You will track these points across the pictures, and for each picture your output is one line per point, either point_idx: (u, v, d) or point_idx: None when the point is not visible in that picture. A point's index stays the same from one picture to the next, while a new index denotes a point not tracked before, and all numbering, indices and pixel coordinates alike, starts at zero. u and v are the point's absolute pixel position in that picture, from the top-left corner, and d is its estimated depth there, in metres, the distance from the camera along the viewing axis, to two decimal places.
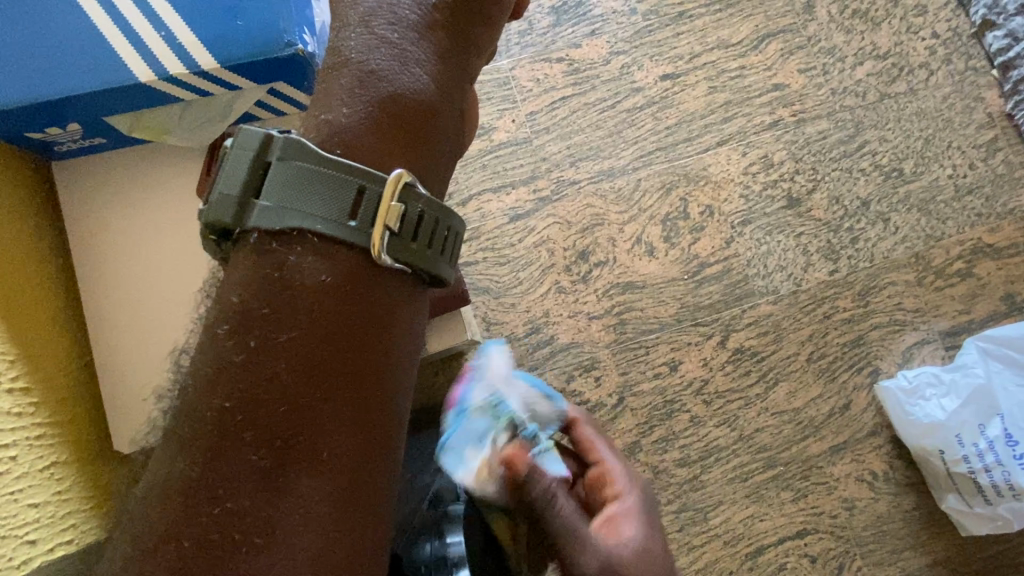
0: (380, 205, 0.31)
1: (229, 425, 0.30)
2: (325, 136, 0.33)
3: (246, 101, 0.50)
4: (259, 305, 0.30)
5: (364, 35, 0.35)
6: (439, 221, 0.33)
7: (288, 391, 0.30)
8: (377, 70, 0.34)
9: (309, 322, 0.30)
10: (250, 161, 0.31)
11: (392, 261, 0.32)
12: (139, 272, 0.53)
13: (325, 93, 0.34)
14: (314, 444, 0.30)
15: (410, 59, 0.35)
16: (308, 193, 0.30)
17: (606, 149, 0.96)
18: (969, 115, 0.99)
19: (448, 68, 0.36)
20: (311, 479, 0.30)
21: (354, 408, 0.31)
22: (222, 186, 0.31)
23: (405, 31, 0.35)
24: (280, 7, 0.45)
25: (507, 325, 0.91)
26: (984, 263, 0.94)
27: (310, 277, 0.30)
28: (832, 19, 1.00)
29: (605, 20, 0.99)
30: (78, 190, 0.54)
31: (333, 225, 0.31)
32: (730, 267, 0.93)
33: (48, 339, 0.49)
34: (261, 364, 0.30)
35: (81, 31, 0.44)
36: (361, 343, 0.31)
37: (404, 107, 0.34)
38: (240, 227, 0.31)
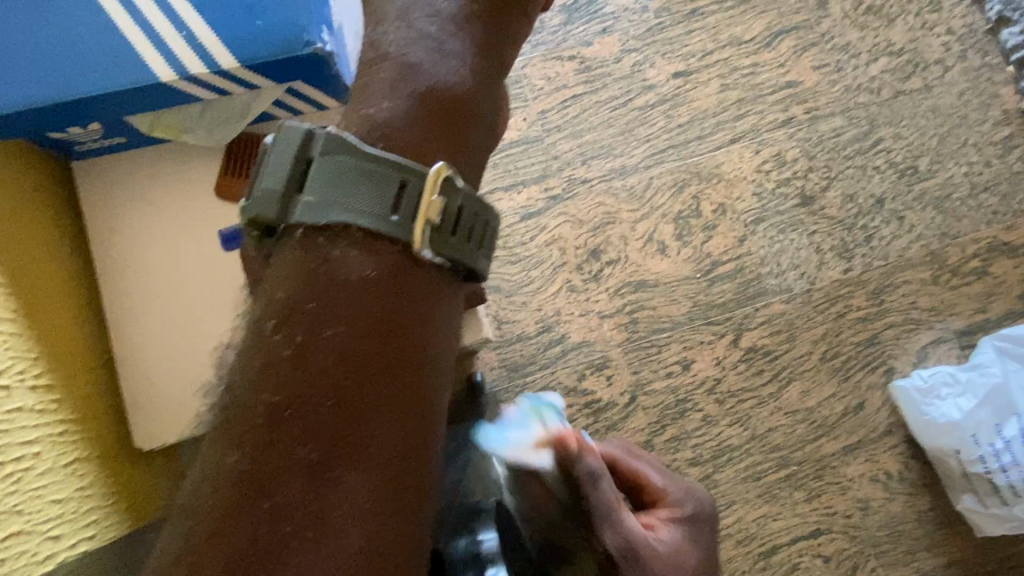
0: (422, 198, 0.32)
1: (277, 418, 0.29)
2: (367, 134, 0.34)
3: (266, 100, 0.50)
4: (306, 299, 0.31)
5: (406, 30, 0.38)
6: (476, 214, 0.35)
7: (336, 383, 0.30)
8: (418, 62, 0.37)
9: (356, 315, 0.31)
10: (294, 159, 0.32)
11: (432, 252, 0.33)
12: (161, 271, 0.53)
13: (367, 92, 0.36)
14: (361, 435, 0.30)
15: (449, 55, 0.38)
16: (353, 188, 0.32)
17: (618, 147, 0.95)
18: (986, 112, 0.98)
19: (483, 62, 0.39)
20: (359, 470, 0.30)
21: (401, 399, 0.31)
22: (267, 182, 0.32)
23: (444, 29, 0.39)
24: (301, 7, 0.46)
25: (519, 323, 0.91)
26: (1000, 262, 0.93)
27: (354, 270, 0.31)
28: (845, 16, 1.00)
29: (616, 18, 0.98)
30: (97, 190, 0.54)
31: (376, 218, 0.32)
32: (743, 266, 0.93)
33: (69, 338, 0.50)
34: (310, 357, 0.30)
35: (104, 31, 0.45)
36: (405, 333, 0.32)
37: (441, 99, 0.36)
38: (284, 223, 0.32)
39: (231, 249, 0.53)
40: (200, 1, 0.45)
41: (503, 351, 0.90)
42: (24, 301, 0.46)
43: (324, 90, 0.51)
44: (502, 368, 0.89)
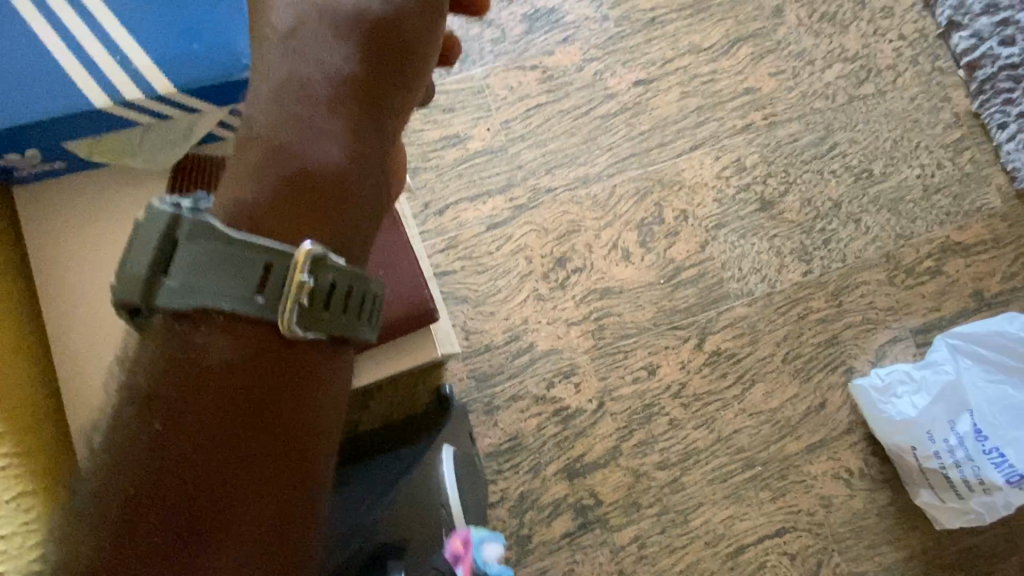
0: (289, 279, 0.30)
1: (138, 503, 0.29)
2: (231, 215, 0.31)
3: (209, 121, 0.50)
4: (163, 384, 0.29)
5: (271, 109, 0.32)
6: (354, 286, 0.33)
7: (197, 472, 0.29)
8: (287, 145, 0.32)
9: (221, 398, 0.29)
10: (155, 241, 0.30)
11: (307, 333, 0.31)
12: (92, 304, 0.53)
13: (229, 167, 0.32)
14: (227, 520, 0.29)
15: (324, 133, 0.33)
16: (212, 274, 0.30)
17: (582, 156, 0.96)
18: (936, 115, 1.01)
19: (364, 138, 0.34)
20: (230, 546, 0.29)
21: (275, 475, 0.30)
22: (127, 265, 0.30)
23: (315, 103, 0.33)
24: (239, 30, 0.46)
25: (487, 334, 0.91)
26: (953, 261, 0.96)
27: (214, 355, 0.29)
28: (801, 23, 1.02)
29: (577, 27, 0.99)
30: (40, 217, 0.53)
31: (241, 303, 0.30)
32: (706, 271, 0.94)
33: (13, 367, 0.49)
34: (170, 442, 0.29)
35: (36, 57, 0.44)
36: (274, 415, 0.30)
37: (316, 182, 0.32)
38: (148, 307, 0.30)
39: None
40: (134, 25, 0.45)
41: (471, 361, 0.90)
42: None
43: None
44: (470, 378, 0.90)
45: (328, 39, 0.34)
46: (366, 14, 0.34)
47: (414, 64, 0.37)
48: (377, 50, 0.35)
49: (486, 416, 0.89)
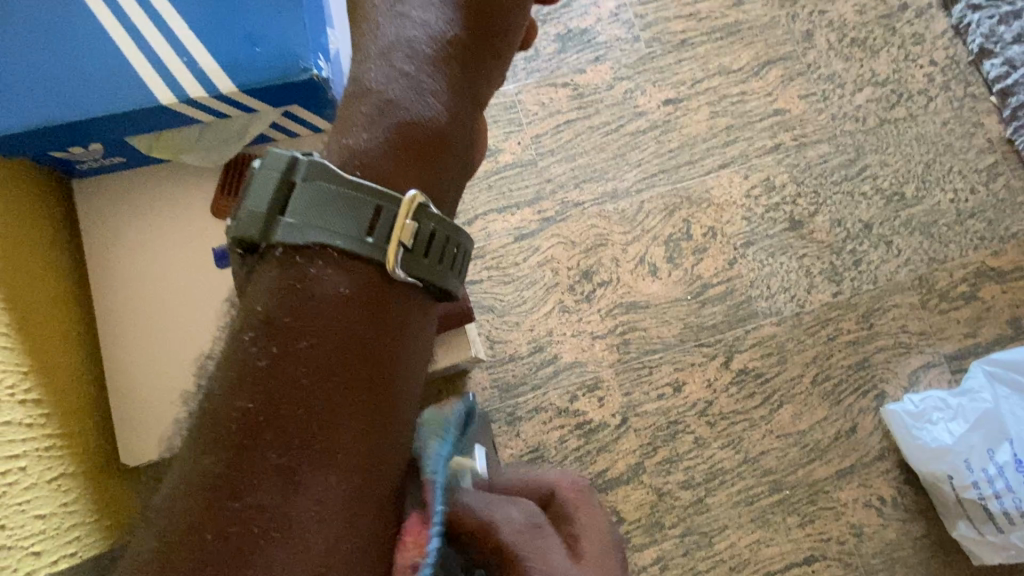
0: (398, 221, 0.31)
1: (251, 424, 0.29)
2: (345, 160, 0.33)
3: (264, 122, 0.52)
4: (279, 306, 0.30)
5: (385, 66, 0.35)
6: (450, 239, 0.34)
7: (306, 392, 0.29)
8: (397, 96, 0.34)
9: (332, 324, 0.30)
10: (274, 182, 0.31)
11: (407, 277, 0.32)
12: (147, 292, 0.54)
13: (343, 118, 0.35)
14: (332, 443, 0.29)
15: (427, 85, 0.36)
16: (329, 213, 0.31)
17: (610, 172, 0.97)
18: (969, 140, 1.00)
19: (462, 97, 0.37)
20: (328, 472, 0.29)
21: (374, 406, 0.30)
22: (249, 204, 0.31)
23: (423, 62, 0.36)
24: (298, 35, 0.47)
25: (511, 344, 0.91)
26: (988, 286, 0.95)
27: (329, 286, 0.30)
28: (830, 47, 1.03)
29: (609, 48, 1.02)
30: (96, 210, 0.55)
31: (351, 240, 0.31)
32: (733, 288, 0.94)
33: (63, 355, 0.50)
34: (283, 364, 0.29)
35: (109, 57, 0.47)
36: (377, 345, 0.31)
37: (421, 131, 0.34)
38: (265, 244, 0.31)
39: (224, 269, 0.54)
40: (201, 29, 0.47)
41: (494, 371, 0.90)
42: (17, 315, 0.47)
43: (319, 113, 0.52)
44: (493, 388, 0.90)
45: (434, 11, 0.37)
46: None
47: (504, 33, 0.40)
48: (472, 18, 0.38)
49: (509, 426, 0.89)
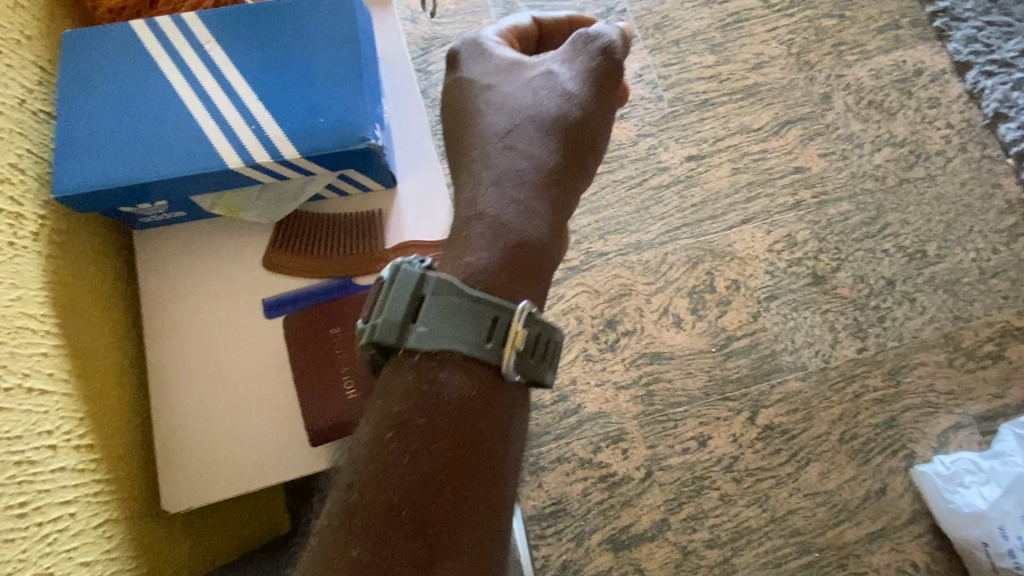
0: (511, 329, 0.38)
1: (393, 513, 0.35)
2: (466, 277, 0.39)
3: (319, 183, 0.55)
4: (417, 410, 0.36)
5: (497, 192, 0.42)
6: (548, 338, 0.40)
7: (439, 485, 0.35)
8: (509, 221, 0.41)
9: (458, 424, 0.37)
10: (408, 296, 0.38)
11: (517, 375, 0.38)
12: (202, 337, 0.56)
13: (462, 237, 0.41)
14: (458, 526, 0.35)
15: (533, 209, 0.42)
16: (452, 323, 0.38)
17: (634, 224, 1.00)
18: (989, 201, 1.02)
19: (558, 215, 0.43)
20: (457, 550, 0.35)
21: (489, 494, 0.37)
22: (386, 313, 0.38)
23: (528, 187, 0.42)
24: (358, 108, 0.51)
25: (535, 391, 0.92)
26: (1015, 346, 0.94)
27: (456, 390, 0.37)
28: (848, 109, 1.07)
29: (633, 106, 1.06)
30: (152, 259, 0.58)
31: (474, 347, 0.37)
32: (757, 342, 0.94)
33: (115, 400, 0.52)
34: (421, 460, 0.36)
35: (183, 124, 0.50)
36: (492, 441, 0.37)
37: (528, 250, 0.41)
38: (399, 347, 0.38)
39: (274, 319, 0.56)
40: (269, 100, 0.51)
41: None
42: (77, 361, 0.49)
43: (372, 176, 0.55)
44: None
45: (536, 141, 0.44)
46: (558, 123, 0.45)
47: (589, 157, 0.47)
48: (565, 147, 0.45)
49: (531, 477, 0.88)
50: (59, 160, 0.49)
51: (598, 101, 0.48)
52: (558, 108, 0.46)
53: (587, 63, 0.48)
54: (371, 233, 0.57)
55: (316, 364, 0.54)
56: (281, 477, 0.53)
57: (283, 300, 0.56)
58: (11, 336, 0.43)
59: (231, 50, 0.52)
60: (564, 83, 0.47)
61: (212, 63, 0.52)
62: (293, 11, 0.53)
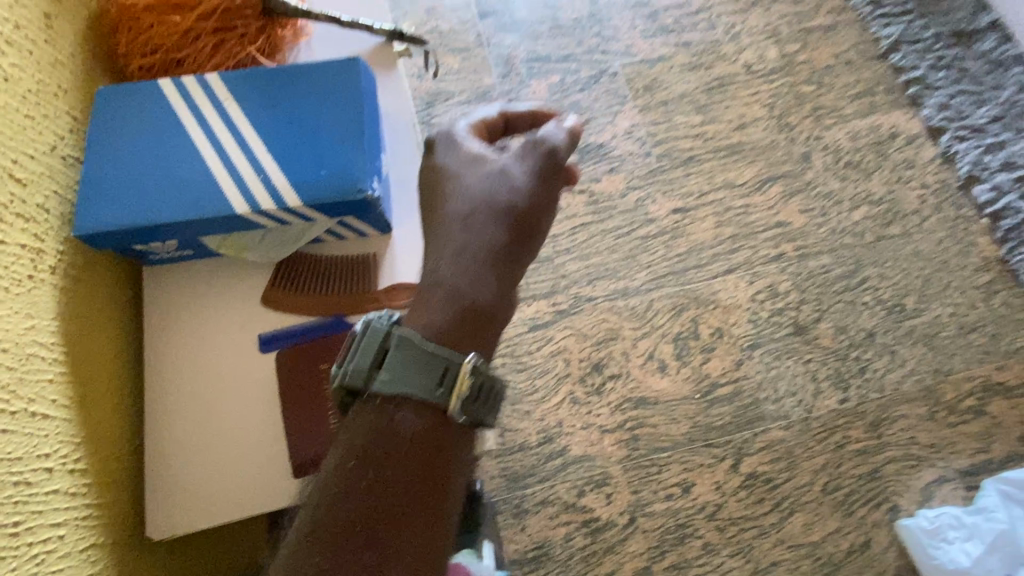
0: (460, 378, 0.42)
1: (350, 529, 0.39)
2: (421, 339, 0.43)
3: (320, 228, 0.59)
4: (374, 441, 0.40)
5: (450, 267, 0.45)
6: (495, 386, 0.43)
7: (390, 507, 0.40)
8: (458, 291, 0.44)
9: (410, 453, 0.41)
10: (372, 347, 0.42)
11: (463, 418, 0.42)
12: (200, 367, 0.59)
13: (419, 303, 0.45)
14: (405, 546, 0.40)
15: (483, 280, 0.45)
16: (410, 371, 0.41)
17: (622, 270, 1.04)
18: (965, 258, 1.06)
19: (507, 281, 0.46)
20: (402, 567, 0.39)
21: (434, 519, 0.41)
22: (352, 364, 0.42)
23: (478, 262, 0.45)
24: (358, 161, 0.56)
25: (521, 433, 0.93)
26: (996, 401, 0.96)
27: (409, 425, 0.41)
28: (827, 168, 1.13)
29: (623, 160, 1.12)
30: (157, 291, 0.61)
31: (426, 393, 0.41)
32: (741, 389, 0.96)
33: (111, 425, 0.55)
34: (377, 484, 0.40)
35: (198, 172, 0.55)
36: (440, 471, 0.41)
37: (476, 317, 0.44)
38: (362, 392, 0.42)
39: (268, 353, 0.59)
40: (277, 152, 0.56)
41: (503, 461, 0.92)
42: (78, 388, 0.52)
43: (369, 222, 0.60)
44: (501, 478, 0.91)
45: (488, 218, 0.47)
46: (511, 200, 0.48)
47: (543, 226, 0.49)
48: (518, 221, 0.47)
49: (515, 519, 0.89)
50: (81, 203, 0.54)
51: (552, 174, 0.50)
52: (512, 185, 0.48)
53: (545, 149, 0.50)
54: (365, 274, 0.61)
55: (301, 393, 0.57)
56: (265, 507, 0.55)
57: (275, 336, 0.59)
58: (22, 363, 0.46)
59: (247, 107, 0.58)
60: (521, 167, 0.49)
61: (228, 118, 0.57)
62: (304, 76, 0.59)
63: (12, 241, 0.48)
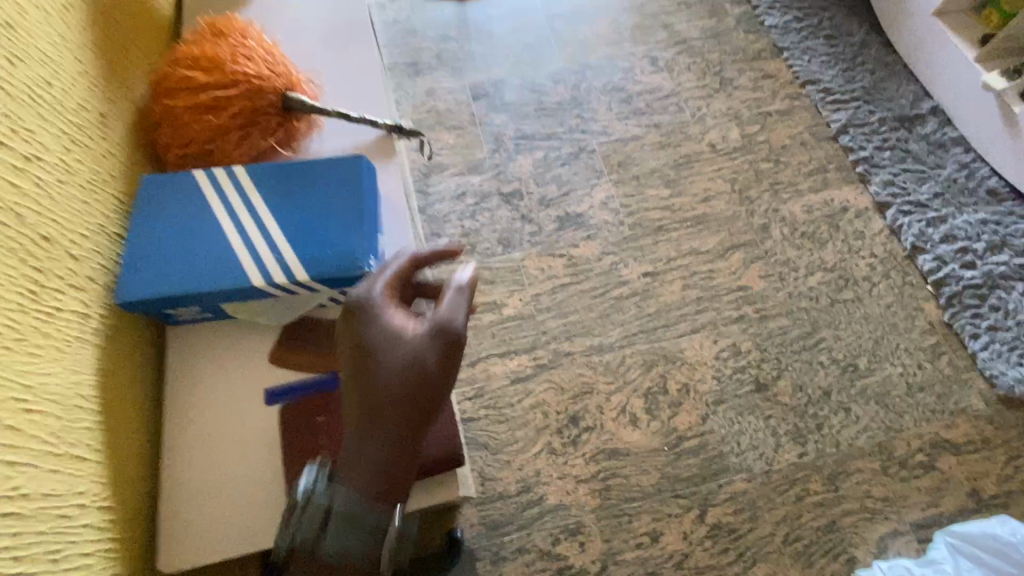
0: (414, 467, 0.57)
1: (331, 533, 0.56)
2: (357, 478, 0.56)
3: (323, 297, 0.69)
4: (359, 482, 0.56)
5: (371, 431, 0.56)
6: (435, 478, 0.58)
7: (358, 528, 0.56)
8: (378, 450, 0.56)
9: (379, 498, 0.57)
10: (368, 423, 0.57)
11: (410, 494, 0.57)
12: (212, 415, 0.67)
13: (351, 456, 0.57)
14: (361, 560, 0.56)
15: (394, 439, 0.57)
16: (385, 454, 0.57)
17: (597, 329, 1.13)
18: (912, 321, 1.16)
19: (415, 432, 0.57)
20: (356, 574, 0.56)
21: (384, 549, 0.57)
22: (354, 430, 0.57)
23: (392, 425, 0.57)
24: (359, 243, 0.67)
25: (501, 482, 1.00)
26: (944, 457, 1.03)
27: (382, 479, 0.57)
28: (785, 238, 1.25)
29: (599, 228, 1.24)
30: (178, 347, 0.70)
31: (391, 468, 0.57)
32: (706, 442, 1.03)
33: (131, 467, 0.63)
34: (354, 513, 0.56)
35: (223, 250, 0.66)
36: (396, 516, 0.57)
37: (393, 466, 0.57)
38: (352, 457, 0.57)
39: (272, 406, 0.67)
40: (291, 234, 0.67)
41: (484, 509, 0.98)
42: (108, 433, 0.60)
43: None
44: (481, 525, 0.97)
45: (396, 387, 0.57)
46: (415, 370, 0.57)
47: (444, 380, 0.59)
48: (421, 385, 0.57)
49: (493, 565, 0.95)
50: (123, 275, 0.64)
51: (449, 339, 0.59)
52: (416, 356, 0.58)
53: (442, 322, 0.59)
54: None
55: (301, 443, 0.65)
56: (261, 543, 0.62)
57: (280, 390, 0.68)
58: (68, 412, 0.56)
59: (267, 196, 0.69)
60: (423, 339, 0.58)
61: (251, 204, 0.68)
62: (315, 168, 0.71)
63: (66, 309, 0.58)
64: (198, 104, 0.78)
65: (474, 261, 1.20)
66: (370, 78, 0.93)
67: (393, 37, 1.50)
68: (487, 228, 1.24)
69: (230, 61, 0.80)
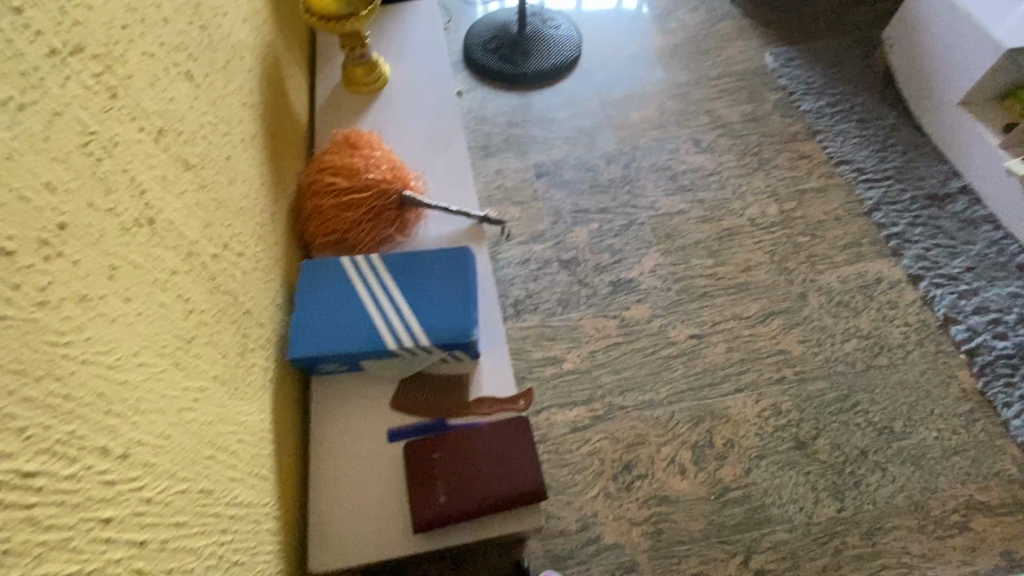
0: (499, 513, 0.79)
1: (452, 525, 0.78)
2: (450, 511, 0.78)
3: (436, 357, 0.88)
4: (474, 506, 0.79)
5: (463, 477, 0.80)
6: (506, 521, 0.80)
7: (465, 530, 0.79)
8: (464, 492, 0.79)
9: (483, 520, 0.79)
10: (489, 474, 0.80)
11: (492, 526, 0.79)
12: (346, 448, 0.85)
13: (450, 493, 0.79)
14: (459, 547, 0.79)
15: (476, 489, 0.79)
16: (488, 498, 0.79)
17: (648, 384, 1.27)
18: (946, 387, 1.25)
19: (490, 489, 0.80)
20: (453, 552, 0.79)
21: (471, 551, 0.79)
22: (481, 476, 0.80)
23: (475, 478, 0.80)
24: (467, 316, 0.86)
25: (563, 519, 1.13)
26: (979, 518, 1.10)
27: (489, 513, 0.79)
28: (822, 306, 1.37)
29: (649, 292, 1.40)
30: (318, 392, 0.90)
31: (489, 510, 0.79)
32: (750, 493, 1.14)
33: (288, 486, 0.81)
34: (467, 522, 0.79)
35: (365, 320, 0.86)
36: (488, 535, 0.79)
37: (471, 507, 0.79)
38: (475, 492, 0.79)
39: (394, 443, 0.85)
40: (415, 308, 0.87)
41: (547, 543, 1.11)
42: (276, 459, 0.79)
43: (468, 354, 0.89)
44: (545, 558, 1.10)
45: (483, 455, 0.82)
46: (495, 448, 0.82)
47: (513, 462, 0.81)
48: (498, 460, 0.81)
49: None
50: (291, 338, 0.85)
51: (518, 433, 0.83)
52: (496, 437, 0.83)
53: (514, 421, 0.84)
54: (461, 388, 0.88)
55: (417, 477, 0.81)
56: (387, 552, 0.79)
57: (400, 430, 0.86)
58: (258, 442, 0.75)
59: (396, 277, 0.90)
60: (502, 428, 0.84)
61: (384, 284, 0.89)
62: (433, 256, 0.92)
63: (256, 364, 0.79)
64: (339, 203, 1.01)
65: (538, 320, 1.38)
66: (463, 175, 1.15)
67: (468, 123, 1.75)
68: (549, 291, 1.42)
69: (364, 169, 1.03)
